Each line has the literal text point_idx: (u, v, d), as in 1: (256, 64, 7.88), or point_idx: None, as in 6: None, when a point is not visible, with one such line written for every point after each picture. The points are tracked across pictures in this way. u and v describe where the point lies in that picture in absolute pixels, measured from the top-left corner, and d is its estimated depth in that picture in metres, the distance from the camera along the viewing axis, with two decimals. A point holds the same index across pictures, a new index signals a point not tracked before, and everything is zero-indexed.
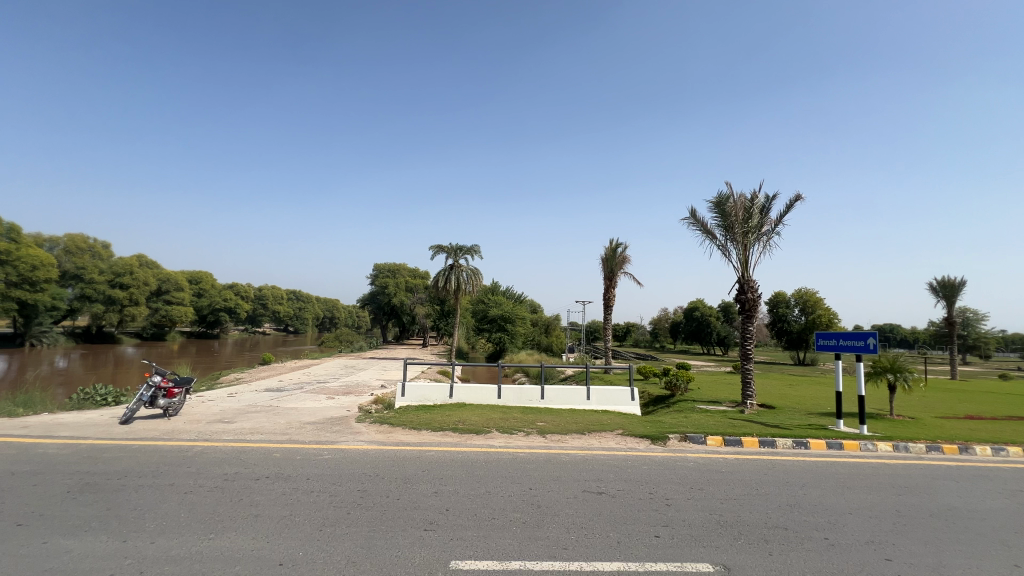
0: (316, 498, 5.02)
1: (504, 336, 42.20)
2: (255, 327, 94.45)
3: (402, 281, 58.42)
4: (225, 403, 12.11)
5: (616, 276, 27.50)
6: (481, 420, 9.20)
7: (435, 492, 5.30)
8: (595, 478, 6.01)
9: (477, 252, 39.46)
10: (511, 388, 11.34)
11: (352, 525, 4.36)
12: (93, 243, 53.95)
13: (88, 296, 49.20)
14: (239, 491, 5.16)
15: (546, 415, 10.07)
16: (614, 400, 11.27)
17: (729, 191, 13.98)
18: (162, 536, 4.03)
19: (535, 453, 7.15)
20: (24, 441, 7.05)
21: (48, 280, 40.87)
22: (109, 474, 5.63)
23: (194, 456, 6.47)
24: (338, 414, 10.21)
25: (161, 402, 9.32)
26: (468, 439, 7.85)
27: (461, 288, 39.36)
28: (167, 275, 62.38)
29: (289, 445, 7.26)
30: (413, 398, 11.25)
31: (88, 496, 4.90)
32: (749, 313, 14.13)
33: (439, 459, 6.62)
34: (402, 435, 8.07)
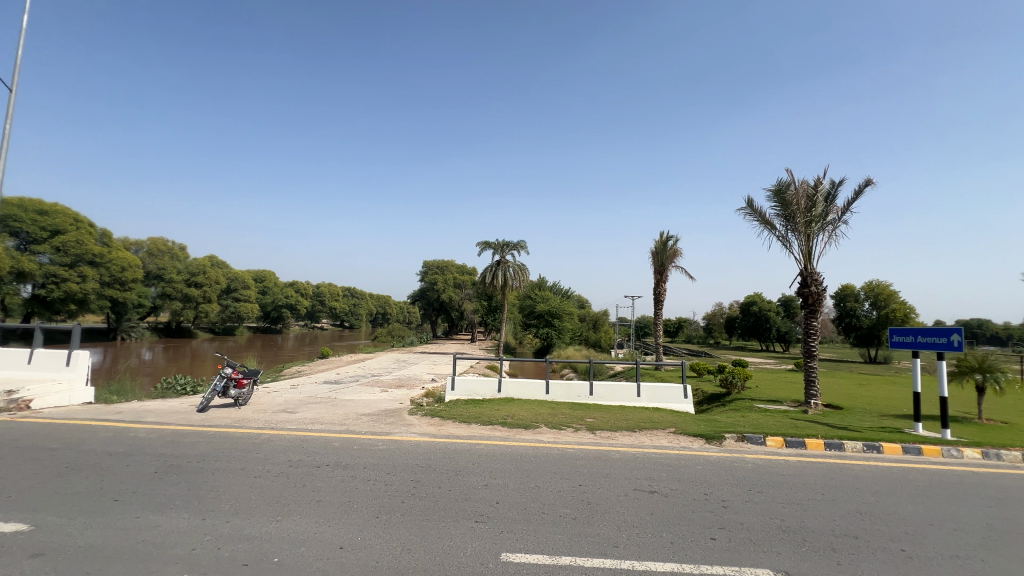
0: (373, 486, 5.24)
1: (552, 331, 42.18)
2: (314, 322, 99.57)
3: (451, 277, 58.45)
4: (288, 394, 12.85)
5: (667, 269, 26.71)
6: (530, 415, 9.26)
7: (485, 485, 5.38)
8: (647, 477, 5.88)
9: (524, 247, 39.57)
10: (559, 383, 11.27)
11: (406, 514, 4.50)
12: (172, 245, 58.26)
13: (168, 294, 53.66)
14: (303, 477, 5.48)
15: (594, 411, 9.96)
16: (666, 398, 10.95)
17: (790, 178, 13.20)
18: (236, 516, 4.35)
19: (584, 449, 7.10)
20: (118, 425, 7.83)
21: (135, 280, 45.00)
22: (190, 457, 6.15)
23: (261, 444, 6.92)
24: (392, 407, 10.58)
25: (233, 392, 10.04)
26: (517, 434, 7.94)
27: (509, 283, 39.57)
28: (235, 274, 66.80)
29: (348, 435, 7.62)
30: (463, 392, 11.46)
31: (171, 477, 5.36)
32: (813, 307, 13.27)
33: (489, 453, 6.71)
34: (452, 428, 8.25)
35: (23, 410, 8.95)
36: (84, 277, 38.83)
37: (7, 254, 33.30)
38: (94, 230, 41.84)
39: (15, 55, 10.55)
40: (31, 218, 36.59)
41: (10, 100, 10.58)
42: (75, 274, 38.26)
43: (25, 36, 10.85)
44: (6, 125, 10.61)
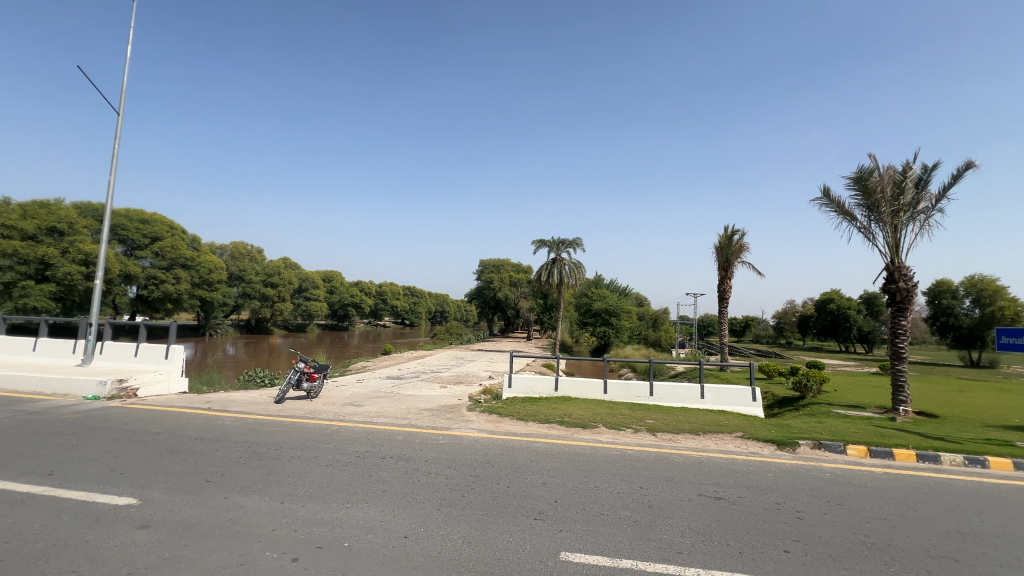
0: (434, 479, 5.40)
1: (609, 330, 41.40)
2: (377, 320, 104.24)
3: (507, 276, 59.06)
4: (355, 388, 13.56)
5: (733, 265, 25.39)
6: (588, 415, 9.15)
7: (543, 483, 5.38)
8: (713, 482, 5.63)
9: (580, 244, 39.18)
10: (618, 383, 11.03)
11: (467, 507, 4.61)
12: (251, 249, 63.19)
13: (248, 294, 58.31)
14: (370, 467, 5.77)
15: (655, 412, 9.66)
16: (733, 400, 10.41)
17: (874, 164, 12.09)
18: (310, 502, 4.64)
19: (645, 451, 6.92)
20: (208, 414, 8.61)
21: (220, 281, 49.23)
22: (269, 445, 6.63)
23: (331, 435, 7.32)
24: (451, 403, 10.82)
25: (305, 385, 10.73)
26: (575, 433, 7.86)
27: (564, 281, 39.27)
28: (306, 275, 71.32)
29: (410, 429, 7.90)
30: (520, 390, 11.52)
31: (254, 462, 5.83)
32: (902, 304, 12.09)
33: (547, 451, 6.71)
34: (510, 426, 8.33)
35: (131, 397, 10.09)
36: (178, 279, 42.99)
37: (115, 259, 37.47)
38: (186, 236, 46.26)
39: (121, 82, 11.85)
40: (135, 226, 40.97)
41: (116, 122, 11.91)
42: (171, 276, 42.45)
43: (130, 64, 12.17)
44: (115, 144, 11.97)
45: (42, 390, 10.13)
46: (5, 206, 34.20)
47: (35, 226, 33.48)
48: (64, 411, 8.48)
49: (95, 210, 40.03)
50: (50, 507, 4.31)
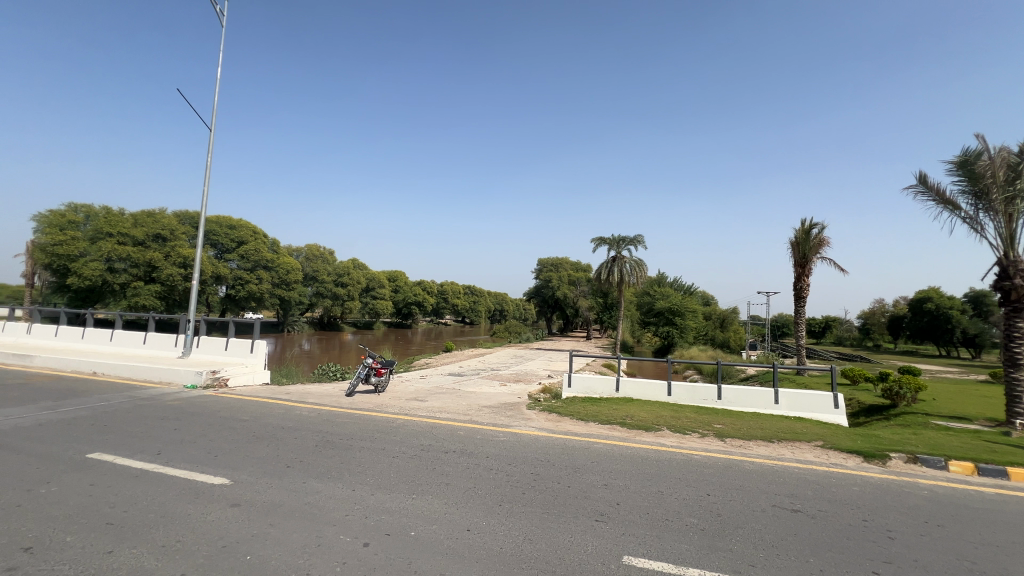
0: (495, 475, 5.49)
1: (673, 330, 39.88)
2: (439, 318, 107.18)
3: (565, 274, 58.68)
4: (419, 384, 14.04)
5: (811, 261, 23.60)
6: (651, 417, 8.87)
7: (605, 485, 5.29)
8: (789, 493, 5.27)
9: (641, 242, 38.05)
10: (683, 385, 10.60)
11: (528, 505, 4.64)
12: (324, 251, 67.28)
13: (321, 293, 62.09)
14: (433, 460, 5.95)
15: (724, 417, 9.20)
16: (811, 406, 9.68)
17: (982, 145, 10.76)
18: (379, 490, 4.88)
19: (712, 456, 6.61)
20: (287, 404, 9.28)
21: (297, 281, 52.82)
22: (342, 436, 7.04)
23: (396, 428, 7.64)
24: (510, 400, 10.92)
25: (373, 379, 11.26)
26: (637, 435, 7.66)
27: (625, 279, 38.32)
28: (373, 275, 74.84)
29: (472, 425, 8.08)
30: (580, 390, 11.41)
31: (328, 451, 6.22)
32: (1018, 304, 10.64)
33: (608, 452, 6.59)
34: (570, 426, 8.26)
35: (222, 387, 11.09)
36: (261, 280, 46.65)
37: (208, 261, 41.30)
38: (267, 240, 50.15)
39: (212, 101, 13.13)
40: (225, 232, 45.03)
41: (210, 138, 13.17)
42: (254, 277, 46.21)
43: (220, 85, 13.44)
44: (208, 159, 13.28)
45: (150, 378, 11.41)
46: (120, 216, 38.75)
47: (145, 233, 37.76)
48: (168, 398, 9.51)
49: (191, 218, 44.38)
50: (159, 482, 4.86)
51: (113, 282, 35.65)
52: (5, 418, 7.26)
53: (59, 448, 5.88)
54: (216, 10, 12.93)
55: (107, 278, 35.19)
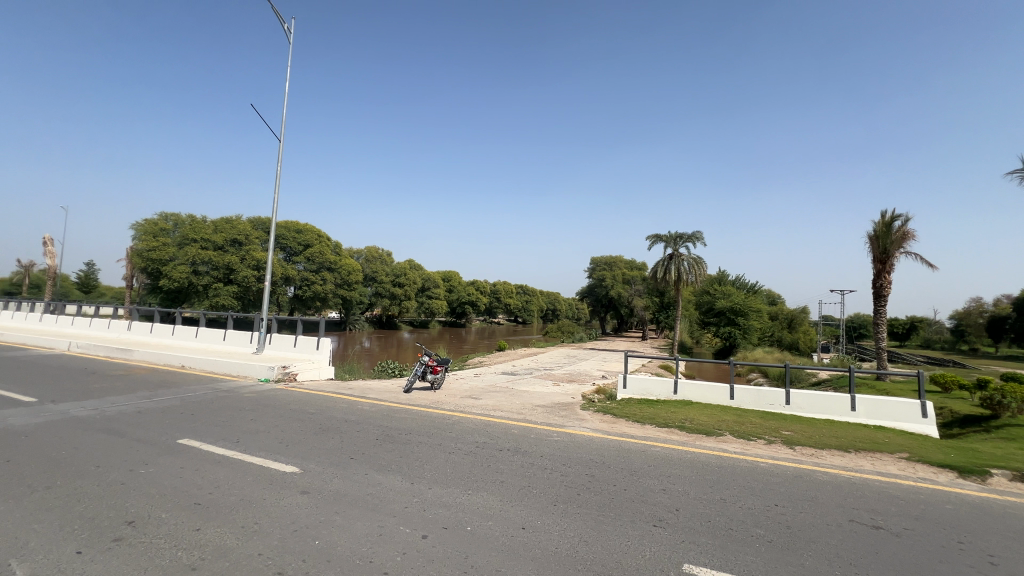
0: (550, 474, 5.47)
1: (735, 330, 37.98)
2: (492, 317, 108.44)
3: (619, 273, 57.46)
4: (473, 382, 14.29)
5: (893, 256, 21.67)
6: (712, 421, 8.49)
7: (663, 489, 5.13)
8: (870, 507, 4.86)
9: (700, 239, 36.57)
10: (748, 388, 10.06)
11: (583, 506, 4.58)
12: (383, 252, 70.07)
13: (380, 293, 64.72)
14: (488, 458, 6.02)
15: (793, 423, 8.64)
16: (894, 415, 8.87)
17: None
18: (436, 485, 5.00)
19: (780, 465, 6.23)
20: (350, 399, 9.74)
21: (358, 282, 55.39)
22: (401, 431, 7.29)
23: (452, 425, 7.80)
24: (564, 400, 10.87)
25: (430, 376, 11.59)
26: (697, 440, 7.37)
27: (682, 278, 36.97)
28: (428, 275, 76.98)
29: (526, 424, 8.11)
30: (635, 391, 11.14)
31: (388, 445, 6.46)
32: None
33: (666, 457, 6.38)
34: (626, 427, 8.08)
35: (292, 381, 11.84)
36: (325, 281, 49.37)
37: (278, 264, 44.45)
38: (330, 243, 52.90)
39: (282, 113, 14.08)
40: (293, 236, 47.93)
41: (279, 148, 14.09)
42: (319, 278, 49.03)
43: (289, 98, 14.34)
44: (279, 168, 14.24)
45: (229, 372, 12.38)
46: (203, 223, 42.33)
47: (223, 239, 40.96)
48: (245, 391, 10.28)
49: (264, 224, 47.66)
50: (239, 468, 5.27)
51: (197, 283, 39.12)
52: (110, 405, 8.15)
53: (155, 433, 6.53)
54: (284, 27, 13.82)
55: (192, 280, 38.75)
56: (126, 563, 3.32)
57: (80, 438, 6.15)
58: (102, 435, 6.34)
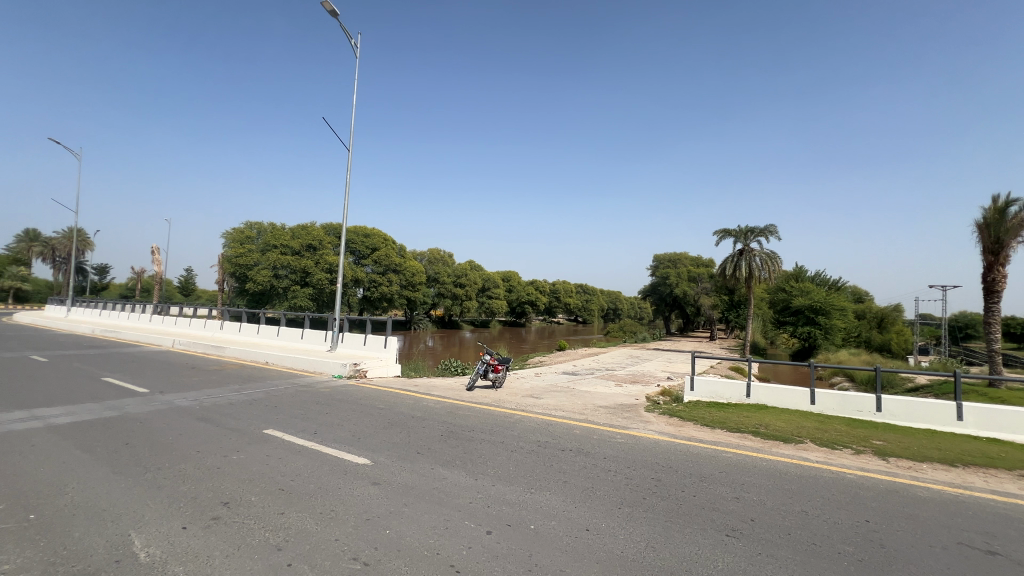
0: (613, 476, 5.37)
1: (815, 330, 35.22)
2: (552, 317, 108.09)
3: (684, 271, 55.16)
4: (535, 381, 14.33)
5: (1007, 246, 19.14)
6: (791, 428, 7.93)
7: (735, 498, 4.86)
8: (981, 529, 4.32)
9: (774, 232, 34.30)
10: (831, 393, 9.27)
11: (648, 511, 4.45)
12: (444, 254, 72.06)
13: (442, 293, 66.66)
14: (550, 457, 6.01)
15: (885, 432, 7.87)
16: (1011, 426, 7.81)
17: None
18: (499, 482, 5.08)
19: (870, 477, 5.69)
20: (416, 396, 10.12)
21: (422, 283, 57.39)
22: (464, 427, 7.47)
23: (513, 424, 7.88)
24: (627, 402, 10.61)
25: (491, 375, 11.76)
26: (773, 446, 6.92)
27: (754, 275, 34.82)
28: (488, 275, 78.18)
29: (588, 425, 8.00)
30: (703, 394, 10.65)
31: (452, 440, 6.65)
32: None
33: (739, 464, 6.02)
34: (693, 431, 7.76)
35: (363, 377, 12.51)
36: (391, 282, 51.59)
37: (348, 267, 47.07)
38: (395, 246, 55.20)
39: (351, 123, 14.94)
40: (361, 241, 50.49)
41: (347, 157, 14.92)
42: (385, 279, 51.34)
43: (356, 109, 15.10)
44: (349, 177, 15.07)
45: (307, 368, 13.29)
46: (282, 230, 45.72)
47: (300, 244, 43.96)
48: (321, 386, 11.02)
49: (335, 230, 50.64)
50: (316, 458, 5.63)
51: (277, 286, 42.37)
52: (207, 396, 9.04)
53: (245, 423, 7.14)
54: (352, 43, 14.62)
55: (273, 283, 42.04)
56: (223, 540, 3.65)
57: (183, 426, 6.86)
58: (202, 423, 7.06)
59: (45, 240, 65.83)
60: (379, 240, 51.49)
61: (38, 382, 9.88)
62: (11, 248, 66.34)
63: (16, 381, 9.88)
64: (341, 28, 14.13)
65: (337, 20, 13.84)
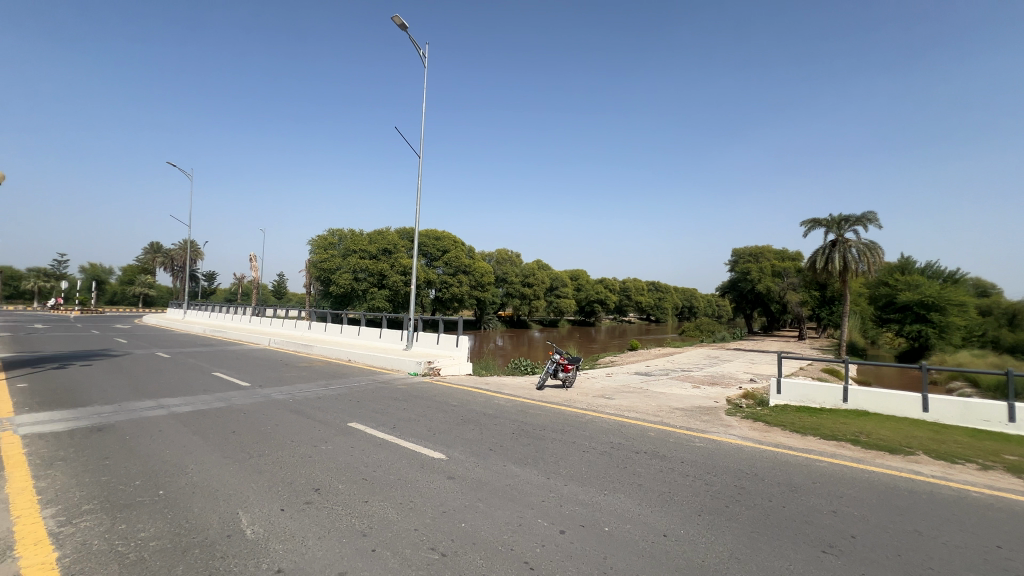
0: (692, 482, 5.11)
1: (927, 329, 31.27)
2: (623, 316, 105.43)
3: (768, 265, 51.37)
4: (606, 381, 14.03)
5: None
6: (899, 437, 7.10)
7: (832, 511, 4.43)
8: None
9: (873, 220, 30.95)
10: (950, 399, 8.16)
11: (732, 520, 4.18)
12: (512, 254, 72.81)
13: (511, 293, 67.45)
14: (624, 459, 5.85)
15: (1019, 446, 6.81)
16: None
17: None
18: (572, 482, 5.02)
19: (1003, 498, 4.92)
20: (487, 394, 10.31)
21: (490, 283, 58.42)
22: (535, 426, 7.48)
23: (585, 424, 7.78)
24: (705, 404, 10.10)
25: (561, 374, 11.69)
26: (876, 457, 6.24)
27: (850, 268, 31.63)
28: (556, 274, 77.87)
29: (663, 427, 7.69)
30: (792, 397, 9.85)
31: (524, 438, 6.68)
32: None
33: (835, 474, 5.49)
34: (781, 437, 7.20)
35: (436, 375, 12.99)
36: (461, 283, 53.03)
37: (421, 269, 49.04)
38: (464, 248, 56.69)
39: (421, 130, 15.62)
40: (433, 244, 52.42)
41: (419, 162, 15.58)
42: (456, 280, 52.86)
43: (425, 117, 15.75)
44: (420, 183, 15.72)
45: (385, 366, 14.04)
46: (361, 236, 48.67)
47: (377, 248, 46.50)
48: (398, 383, 11.58)
49: (409, 233, 52.99)
50: (396, 451, 5.92)
51: (357, 289, 45.21)
52: (298, 390, 9.86)
53: (332, 416, 7.68)
54: (420, 53, 15.28)
55: (354, 286, 44.90)
56: (314, 523, 3.94)
57: (280, 417, 7.53)
58: (295, 415, 7.70)
59: (166, 251, 75.20)
60: (449, 243, 53.08)
61: (162, 375, 11.32)
62: (140, 259, 76.51)
63: (147, 374, 11.39)
64: (410, 40, 14.82)
65: (406, 32, 14.51)
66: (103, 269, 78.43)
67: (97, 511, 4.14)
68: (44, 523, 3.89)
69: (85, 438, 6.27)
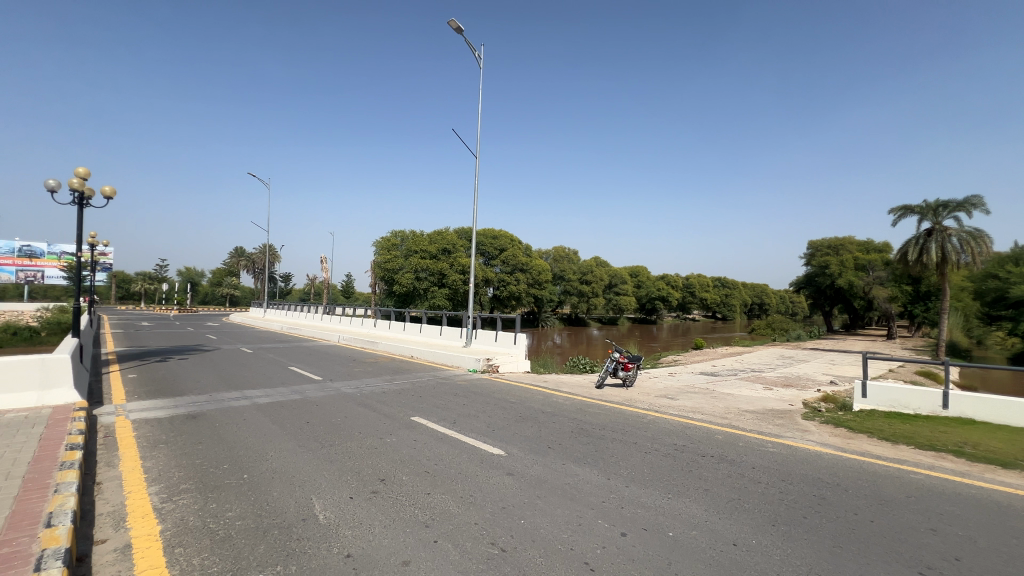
0: (764, 489, 4.79)
1: None
2: (686, 313, 101.24)
3: (850, 258, 47.27)
4: (668, 381, 13.52)
5: None
6: (1012, 449, 6.26)
7: (931, 530, 3.98)
8: None
9: (978, 204, 27.52)
10: None
11: (810, 533, 3.87)
12: (570, 252, 72.21)
13: (568, 291, 66.89)
14: (690, 463, 5.60)
15: None
16: None
17: None
18: (634, 483, 4.87)
19: None
20: (545, 391, 10.30)
21: (548, 281, 58.18)
22: (594, 426, 7.35)
23: (647, 425, 7.53)
24: (778, 407, 9.47)
25: (621, 373, 11.43)
26: (983, 471, 5.53)
27: (949, 258, 28.42)
28: (615, 271, 76.22)
29: (732, 429, 7.29)
30: (881, 402, 8.96)
31: (582, 437, 6.61)
32: None
33: (933, 489, 4.93)
34: (866, 445, 6.59)
35: (494, 371, 13.16)
36: (518, 281, 53.33)
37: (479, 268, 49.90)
38: (521, 246, 56.96)
39: (478, 129, 15.89)
40: (490, 242, 53.15)
41: (476, 162, 15.85)
42: (513, 278, 53.21)
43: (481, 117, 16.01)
44: (478, 181, 15.98)
45: (445, 362, 14.41)
46: (422, 236, 50.38)
47: (436, 248, 47.90)
48: (457, 379, 11.85)
49: (467, 233, 54.11)
50: (457, 445, 6.06)
51: (419, 287, 46.81)
52: (364, 385, 10.35)
53: (396, 410, 7.99)
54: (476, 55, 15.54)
55: (415, 285, 46.53)
56: (380, 512, 4.11)
57: (348, 409, 7.96)
58: (361, 408, 8.10)
59: (248, 255, 81.68)
60: (506, 242, 53.56)
61: (246, 368, 12.32)
62: (226, 263, 83.55)
63: (233, 368, 12.45)
64: (466, 43, 15.13)
65: (462, 36, 14.83)
66: (197, 273, 86.57)
67: (192, 490, 4.56)
68: (150, 498, 4.36)
69: (182, 424, 6.95)
